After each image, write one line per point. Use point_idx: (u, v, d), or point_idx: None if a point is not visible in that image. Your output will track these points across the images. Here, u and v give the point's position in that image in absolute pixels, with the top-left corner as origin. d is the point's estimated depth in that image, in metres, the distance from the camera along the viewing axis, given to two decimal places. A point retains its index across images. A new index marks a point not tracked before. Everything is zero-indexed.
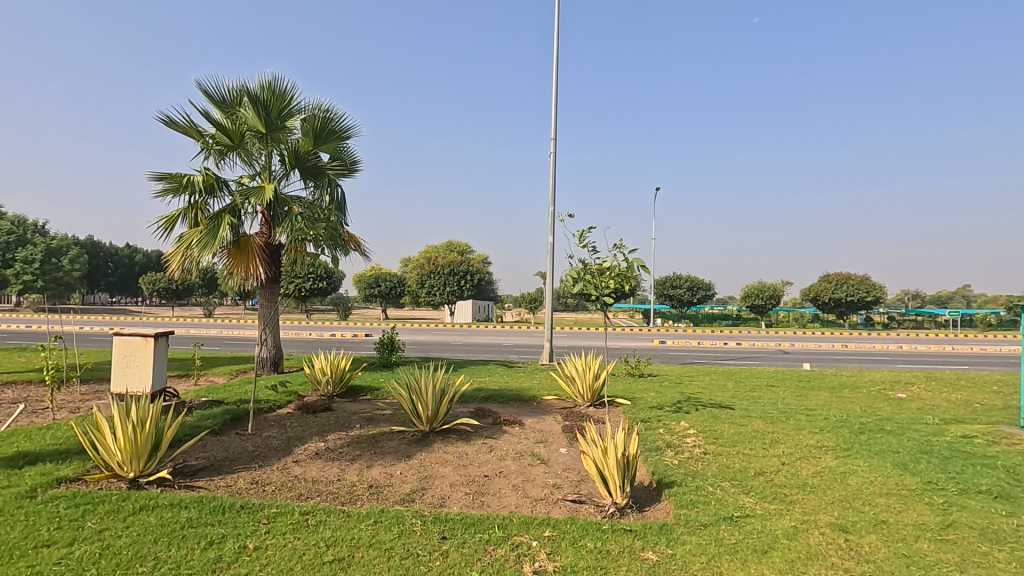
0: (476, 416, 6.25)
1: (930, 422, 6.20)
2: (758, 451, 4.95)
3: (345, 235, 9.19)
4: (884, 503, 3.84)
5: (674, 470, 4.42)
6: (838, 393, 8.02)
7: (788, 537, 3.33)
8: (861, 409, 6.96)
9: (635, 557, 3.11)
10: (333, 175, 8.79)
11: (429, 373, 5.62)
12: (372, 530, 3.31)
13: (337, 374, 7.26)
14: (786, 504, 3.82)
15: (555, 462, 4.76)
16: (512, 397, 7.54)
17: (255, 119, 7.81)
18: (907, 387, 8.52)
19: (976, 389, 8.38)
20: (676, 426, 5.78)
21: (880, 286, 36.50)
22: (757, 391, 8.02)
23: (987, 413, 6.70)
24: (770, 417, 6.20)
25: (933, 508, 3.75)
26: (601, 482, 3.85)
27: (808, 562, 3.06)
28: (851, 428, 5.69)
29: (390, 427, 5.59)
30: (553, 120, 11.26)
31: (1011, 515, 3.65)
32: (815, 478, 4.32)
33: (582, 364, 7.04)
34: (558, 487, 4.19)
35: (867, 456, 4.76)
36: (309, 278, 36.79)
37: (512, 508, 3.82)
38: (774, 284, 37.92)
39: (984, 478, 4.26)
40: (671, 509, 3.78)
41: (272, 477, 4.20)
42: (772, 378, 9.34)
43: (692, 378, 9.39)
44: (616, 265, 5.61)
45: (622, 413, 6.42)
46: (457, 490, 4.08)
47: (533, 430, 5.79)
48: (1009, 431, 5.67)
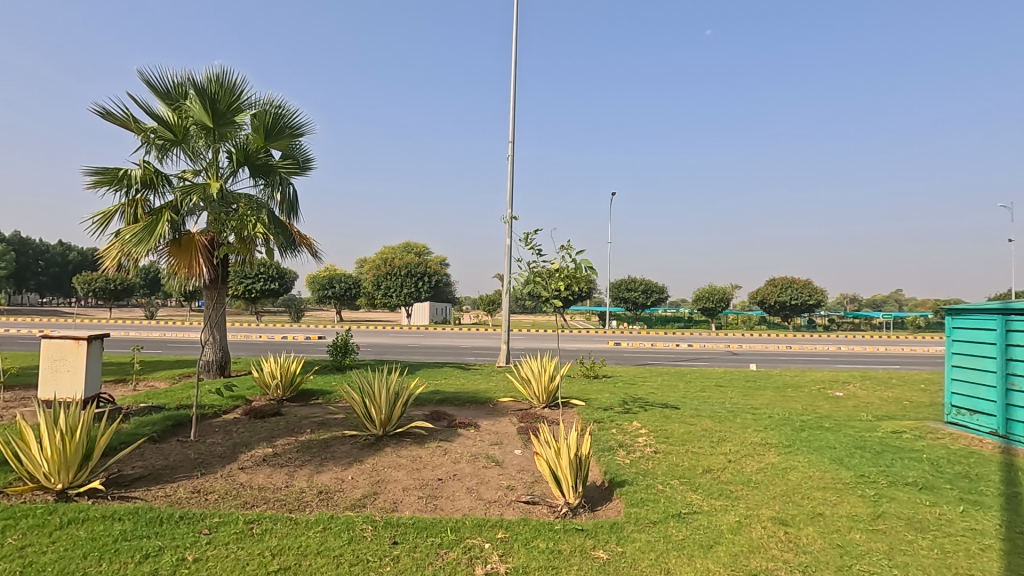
0: (431, 419, 6.20)
1: (864, 418, 6.58)
2: (706, 449, 5.12)
3: (296, 235, 9.04)
4: (822, 496, 4.03)
5: (625, 470, 4.52)
6: (782, 392, 8.40)
7: (732, 531, 3.45)
8: (803, 407, 7.29)
9: (587, 556, 3.15)
10: (285, 174, 8.61)
11: (383, 376, 5.53)
12: (321, 538, 3.23)
13: (287, 378, 7.06)
14: (731, 500, 3.96)
15: (509, 464, 4.77)
16: (469, 399, 7.53)
17: (201, 112, 7.25)
18: (845, 386, 8.97)
19: (905, 386, 8.95)
20: (629, 426, 5.90)
21: (821, 289, 38.36)
22: (706, 391, 8.30)
23: (915, 409, 7.15)
24: (717, 416, 6.42)
25: (865, 500, 3.96)
26: (553, 482, 3.87)
27: (750, 555, 3.17)
28: (793, 425, 5.96)
29: (342, 432, 5.47)
30: (511, 123, 11.42)
31: (934, 504, 3.90)
32: (758, 474, 4.50)
33: (538, 365, 7.09)
34: (511, 488, 4.20)
35: (806, 452, 5.00)
36: (260, 278, 35.57)
37: (466, 511, 3.80)
38: (724, 288, 39.39)
39: (912, 471, 4.54)
40: (622, 508, 3.85)
41: (215, 485, 4.03)
42: (722, 378, 9.67)
43: (645, 378, 9.65)
44: (565, 267, 5.70)
45: (577, 414, 6.54)
46: (410, 494, 4.03)
47: (489, 432, 5.80)
48: (934, 426, 6.07)
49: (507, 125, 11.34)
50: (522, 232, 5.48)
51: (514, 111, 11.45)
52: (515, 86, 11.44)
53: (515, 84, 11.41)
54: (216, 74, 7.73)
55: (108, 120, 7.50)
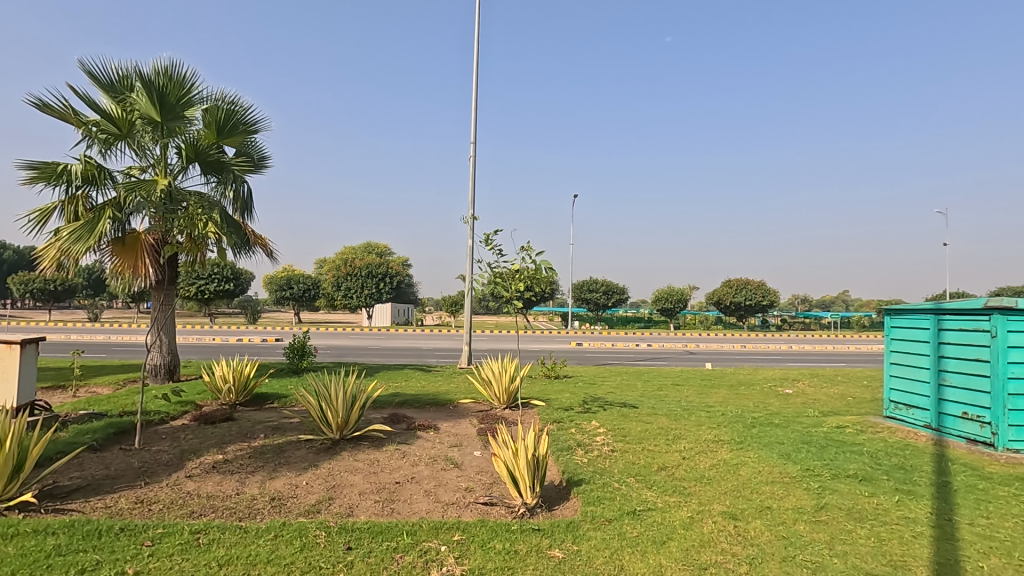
0: (390, 421, 6.13)
1: (811, 414, 6.86)
2: (662, 447, 5.23)
3: (250, 234, 8.78)
4: (770, 490, 4.18)
5: (583, 469, 4.57)
6: (735, 390, 8.67)
7: (685, 527, 3.54)
8: (755, 404, 7.55)
9: (542, 555, 3.17)
10: (239, 171, 8.36)
11: (340, 379, 5.43)
12: (271, 546, 3.14)
13: (240, 382, 6.84)
14: (684, 496, 4.06)
15: (468, 466, 4.76)
16: (429, 402, 7.48)
17: (148, 106, 6.95)
18: (794, 383, 9.33)
19: (849, 383, 9.38)
20: (587, 425, 5.98)
21: (774, 290, 39.78)
22: (664, 390, 8.49)
23: (858, 405, 7.50)
24: (674, 414, 6.58)
25: (810, 493, 4.13)
26: (511, 483, 3.88)
27: (700, 549, 3.26)
28: (744, 422, 6.16)
29: (297, 437, 5.34)
30: (473, 124, 11.42)
31: (873, 495, 4.10)
32: (711, 470, 4.63)
33: (499, 366, 7.10)
34: (469, 490, 4.20)
35: (756, 448, 5.17)
36: (213, 279, 34.35)
37: (423, 514, 3.77)
38: (682, 289, 40.35)
39: (853, 463, 4.76)
40: (579, 506, 3.89)
41: (160, 494, 3.87)
42: (679, 377, 9.92)
43: (605, 378, 9.79)
44: (525, 267, 5.73)
45: (537, 414, 6.58)
46: (366, 499, 3.97)
47: (448, 434, 5.77)
48: (874, 420, 6.38)
49: (469, 125, 11.33)
50: (482, 232, 5.52)
51: (476, 112, 11.45)
52: (477, 86, 11.44)
53: (477, 84, 11.42)
54: (164, 66, 7.44)
55: (45, 112, 7.10)
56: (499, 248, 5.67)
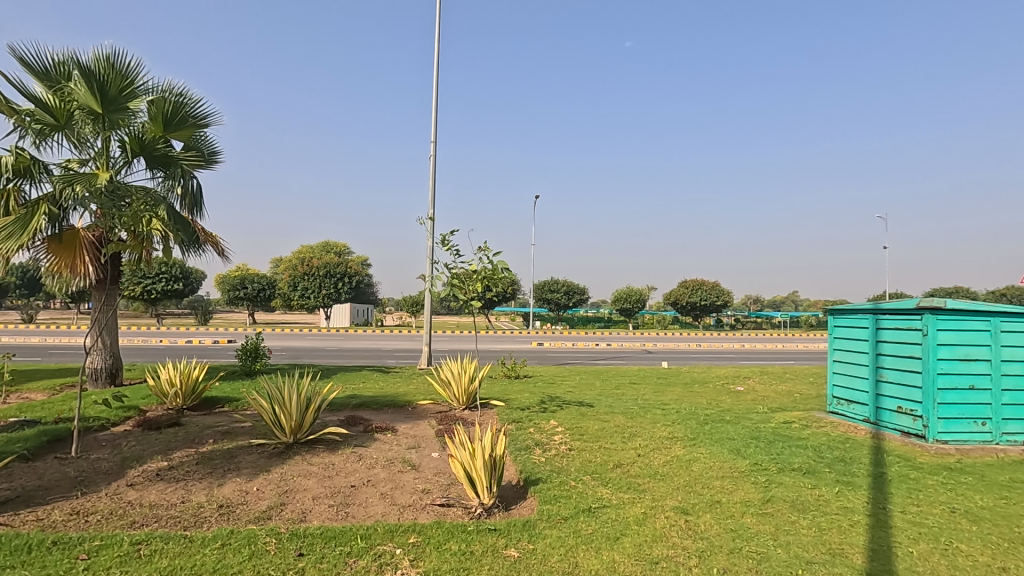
0: (346, 424, 6.01)
1: (760, 410, 7.12)
2: (618, 444, 5.33)
3: (200, 232, 8.45)
4: (720, 485, 4.32)
5: (540, 468, 4.61)
6: (690, 388, 8.91)
7: (638, 523, 3.62)
8: (708, 401, 7.78)
9: (498, 555, 3.18)
10: (188, 166, 8.03)
11: (294, 381, 5.29)
12: (217, 555, 3.04)
13: (188, 386, 6.59)
14: (638, 493, 4.15)
15: (426, 467, 4.73)
16: (388, 403, 7.39)
17: (87, 97, 6.58)
18: (745, 381, 9.67)
19: (796, 380, 9.78)
20: (546, 425, 6.03)
21: (728, 290, 41.07)
22: (621, 389, 8.65)
23: (804, 401, 7.83)
24: (630, 412, 6.71)
25: (757, 486, 4.29)
26: (468, 484, 3.87)
27: (653, 544, 3.34)
28: (697, 419, 6.35)
29: (248, 441, 5.17)
30: (433, 123, 11.35)
31: (815, 487, 4.29)
32: (664, 466, 4.75)
33: (458, 367, 7.07)
34: (426, 492, 4.17)
35: (708, 444, 5.34)
36: (161, 278, 32.92)
37: (379, 517, 3.72)
38: (641, 289, 41.17)
39: (798, 457, 4.97)
40: (535, 505, 3.92)
41: (98, 505, 3.68)
42: (636, 376, 10.12)
43: (564, 377, 9.90)
44: (482, 268, 5.75)
45: (496, 415, 6.58)
46: (319, 503, 3.88)
47: (406, 436, 5.71)
48: (819, 415, 6.67)
49: (430, 125, 11.27)
50: (439, 233, 5.52)
51: (436, 111, 11.39)
52: (437, 85, 11.39)
53: (437, 84, 11.36)
54: (105, 55, 7.08)
55: None
56: (457, 249, 5.67)
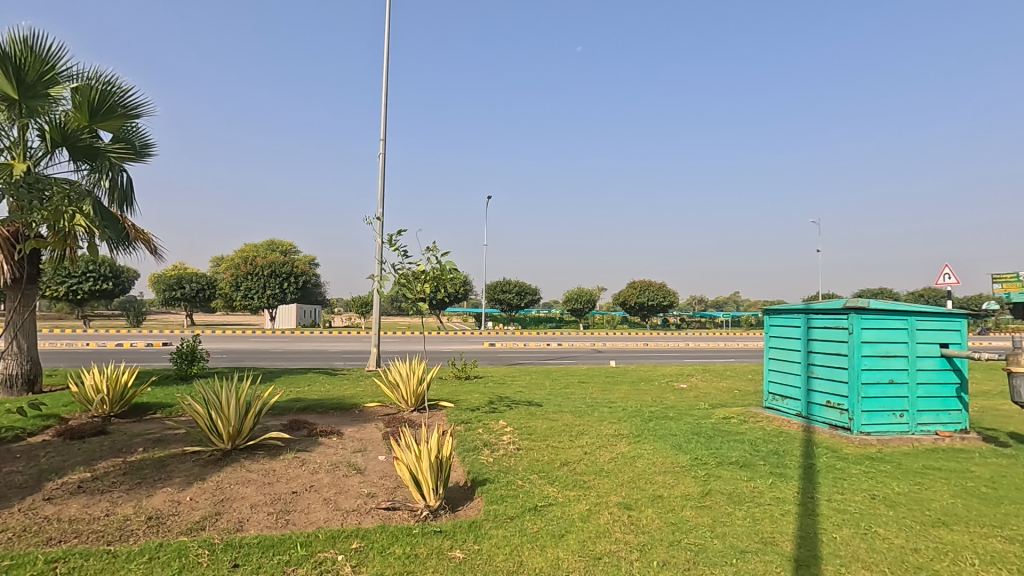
0: (289, 429, 5.82)
1: (702, 407, 7.39)
2: (565, 443, 5.40)
3: (131, 228, 8.00)
4: (662, 480, 4.45)
5: (488, 468, 4.61)
6: (636, 386, 9.14)
7: (583, 519, 3.68)
8: (653, 399, 8.00)
9: (443, 557, 3.16)
10: (117, 159, 7.58)
11: (232, 385, 5.08)
12: (144, 570, 2.88)
13: (116, 392, 6.21)
14: (583, 490, 4.22)
15: (371, 471, 4.64)
16: (333, 406, 7.21)
17: (3, 80, 6.11)
18: (688, 378, 10.01)
19: (736, 377, 10.21)
20: (495, 425, 6.04)
21: (674, 291, 42.40)
22: (570, 388, 8.78)
23: (742, 397, 8.19)
24: (578, 411, 6.81)
25: (697, 480, 4.45)
26: (414, 486, 3.82)
27: (596, 540, 3.40)
28: (642, 416, 6.52)
29: (181, 449, 4.93)
30: (382, 121, 11.20)
31: (751, 479, 4.49)
32: (610, 463, 4.85)
33: (406, 368, 6.98)
34: (371, 496, 4.09)
35: (652, 440, 5.49)
36: (88, 278, 30.88)
37: (321, 524, 3.62)
38: (592, 290, 41.88)
39: (735, 451, 5.19)
40: (482, 506, 3.92)
41: (10, 522, 3.42)
42: (585, 375, 10.29)
43: (514, 377, 9.95)
44: (430, 269, 5.70)
45: (445, 416, 6.54)
46: (257, 511, 3.74)
47: (352, 439, 5.59)
48: (755, 410, 6.99)
49: (379, 123, 11.11)
50: (387, 233, 5.45)
51: (385, 109, 11.24)
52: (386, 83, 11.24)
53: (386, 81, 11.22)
54: (22, 37, 6.59)
55: None
56: (404, 249, 5.61)
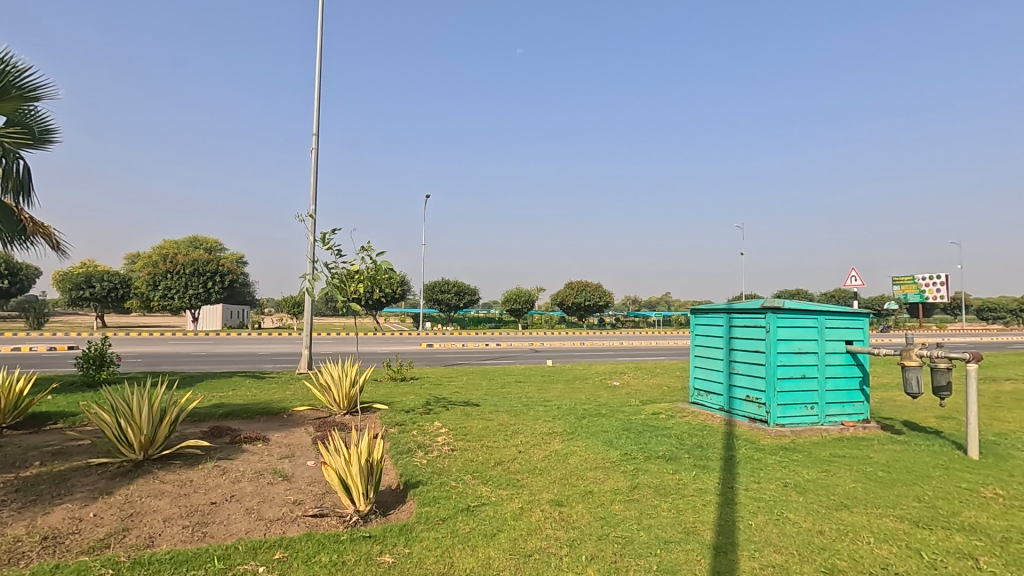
0: (209, 436, 5.50)
1: (633, 403, 7.63)
2: (500, 442, 5.42)
3: (28, 222, 7.31)
4: (593, 475, 4.56)
5: (421, 470, 4.56)
6: (571, 384, 9.32)
7: (515, 517, 3.71)
8: (587, 397, 8.18)
9: (372, 562, 3.09)
10: (11, 145, 6.91)
11: (144, 391, 4.74)
12: None
13: (9, 401, 5.65)
14: (516, 488, 4.25)
15: (299, 477, 4.47)
16: (260, 411, 6.89)
17: None
18: (621, 376, 10.31)
19: (666, 374, 10.63)
20: (429, 426, 5.97)
21: (609, 292, 43.58)
22: (507, 387, 8.83)
23: (671, 393, 8.53)
24: (513, 410, 6.86)
25: (626, 474, 4.59)
26: (343, 492, 3.71)
27: (527, 537, 3.44)
28: (576, 414, 6.65)
29: (86, 462, 4.55)
30: (315, 115, 10.85)
31: (676, 471, 4.69)
32: (543, 461, 4.91)
33: (338, 370, 6.77)
34: (298, 503, 3.94)
35: (584, 437, 5.61)
36: None
37: (242, 535, 3.45)
38: (530, 290, 42.32)
39: (662, 445, 5.40)
40: (414, 509, 3.87)
41: None
42: (521, 374, 10.38)
43: (451, 378, 9.89)
44: (365, 269, 5.56)
45: (379, 418, 6.40)
46: (171, 525, 3.51)
47: (279, 445, 5.36)
48: (683, 406, 7.30)
49: (311, 117, 10.76)
50: (319, 231, 5.27)
51: (318, 103, 10.90)
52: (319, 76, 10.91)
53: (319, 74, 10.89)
54: None
55: None
56: (337, 248, 5.45)
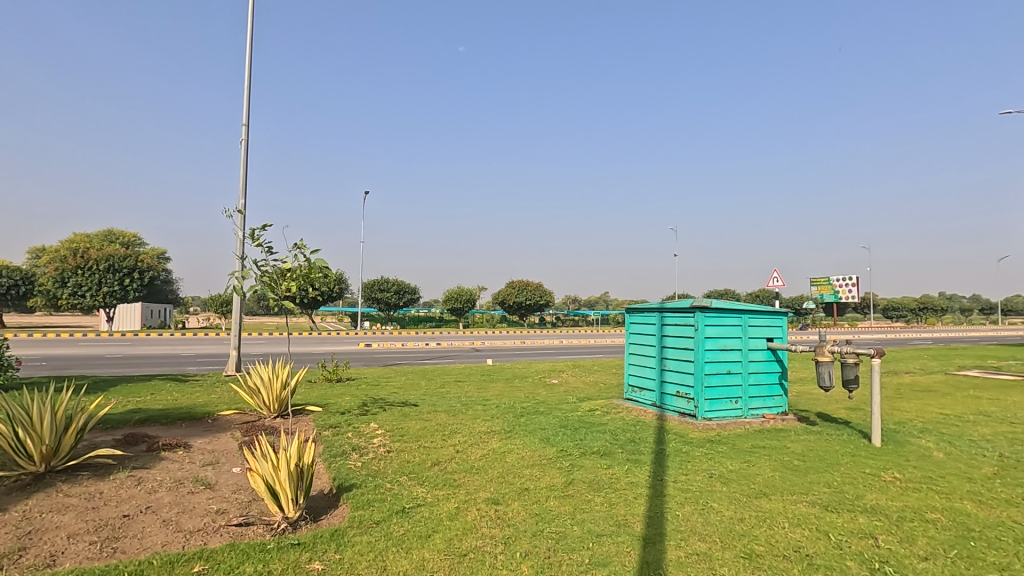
0: (123, 444, 5.13)
1: (570, 401, 7.78)
2: (438, 442, 5.37)
3: None
4: (529, 473, 4.61)
5: (355, 473, 4.44)
6: (510, 383, 9.38)
7: (450, 517, 3.69)
8: (526, 395, 8.26)
9: (300, 571, 2.99)
10: None
11: (46, 397, 4.35)
12: None
13: None
14: (453, 488, 4.23)
15: (223, 485, 4.25)
16: (181, 416, 6.50)
17: None
18: (560, 374, 10.48)
19: (602, 371, 10.90)
20: (365, 428, 5.84)
21: (550, 291, 44.20)
22: (446, 387, 8.77)
23: (607, 390, 8.76)
24: (452, 410, 6.82)
25: (561, 471, 4.68)
26: (270, 499, 3.56)
27: (463, 537, 3.43)
28: (515, 412, 6.70)
29: None
30: (245, 104, 10.36)
31: (610, 466, 4.82)
32: (480, 460, 4.92)
33: (268, 372, 6.49)
34: (221, 512, 3.75)
35: (522, 435, 5.66)
36: None
37: (157, 548, 3.24)
38: (471, 289, 42.21)
39: (598, 441, 5.53)
40: (346, 513, 3.77)
41: None
42: (461, 374, 10.34)
43: (389, 378, 9.71)
44: (297, 266, 5.34)
45: (312, 421, 6.19)
46: (76, 542, 3.25)
47: (202, 452, 5.08)
48: (618, 402, 7.51)
49: (241, 106, 10.27)
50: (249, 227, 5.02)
51: (249, 91, 10.42)
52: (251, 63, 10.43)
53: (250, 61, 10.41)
54: None
55: None
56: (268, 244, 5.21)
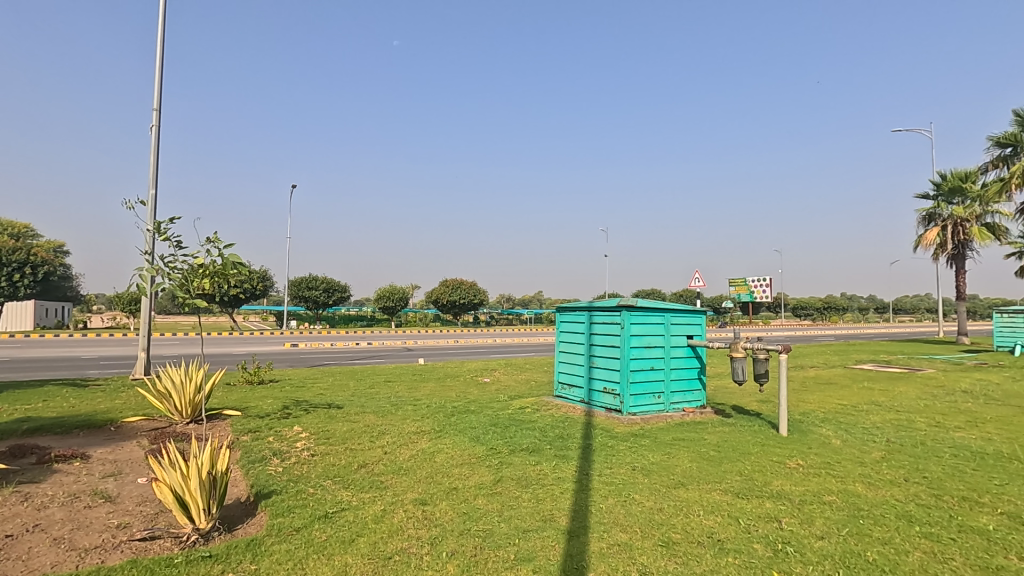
0: (7, 457, 4.64)
1: (501, 399, 7.82)
2: (365, 444, 5.24)
3: None
4: (458, 472, 4.59)
5: (275, 479, 4.25)
6: (441, 383, 9.29)
7: (376, 520, 3.61)
8: (457, 394, 8.22)
9: None
10: None
11: None
12: None
13: None
14: (379, 490, 4.14)
15: (126, 497, 3.94)
16: (79, 424, 5.96)
17: None
18: (492, 373, 10.52)
19: (534, 369, 11.04)
20: (287, 432, 5.59)
21: (484, 290, 44.26)
22: (375, 388, 8.57)
23: (537, 388, 8.88)
24: (381, 411, 6.67)
25: (490, 468, 4.70)
26: (178, 510, 3.33)
27: (388, 540, 3.37)
28: (445, 412, 6.65)
29: None
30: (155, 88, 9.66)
31: (538, 463, 4.89)
32: (409, 461, 4.85)
33: (180, 375, 6.08)
34: (123, 527, 3.47)
35: (451, 434, 5.63)
36: None
37: (46, 570, 2.95)
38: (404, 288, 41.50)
39: (527, 438, 5.60)
40: (264, 521, 3.60)
41: None
42: (391, 374, 10.14)
43: (315, 380, 9.36)
44: (211, 263, 5.03)
45: (229, 426, 5.86)
46: None
47: (102, 462, 4.68)
48: (548, 400, 7.63)
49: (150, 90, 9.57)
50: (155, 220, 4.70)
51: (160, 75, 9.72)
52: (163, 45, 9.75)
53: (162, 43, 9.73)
54: None
55: None
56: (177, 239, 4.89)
